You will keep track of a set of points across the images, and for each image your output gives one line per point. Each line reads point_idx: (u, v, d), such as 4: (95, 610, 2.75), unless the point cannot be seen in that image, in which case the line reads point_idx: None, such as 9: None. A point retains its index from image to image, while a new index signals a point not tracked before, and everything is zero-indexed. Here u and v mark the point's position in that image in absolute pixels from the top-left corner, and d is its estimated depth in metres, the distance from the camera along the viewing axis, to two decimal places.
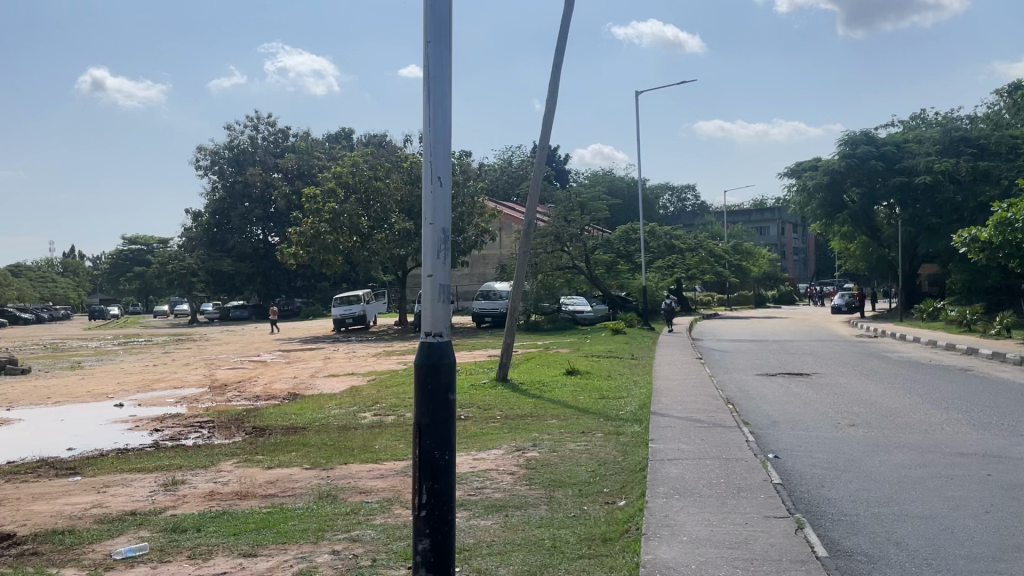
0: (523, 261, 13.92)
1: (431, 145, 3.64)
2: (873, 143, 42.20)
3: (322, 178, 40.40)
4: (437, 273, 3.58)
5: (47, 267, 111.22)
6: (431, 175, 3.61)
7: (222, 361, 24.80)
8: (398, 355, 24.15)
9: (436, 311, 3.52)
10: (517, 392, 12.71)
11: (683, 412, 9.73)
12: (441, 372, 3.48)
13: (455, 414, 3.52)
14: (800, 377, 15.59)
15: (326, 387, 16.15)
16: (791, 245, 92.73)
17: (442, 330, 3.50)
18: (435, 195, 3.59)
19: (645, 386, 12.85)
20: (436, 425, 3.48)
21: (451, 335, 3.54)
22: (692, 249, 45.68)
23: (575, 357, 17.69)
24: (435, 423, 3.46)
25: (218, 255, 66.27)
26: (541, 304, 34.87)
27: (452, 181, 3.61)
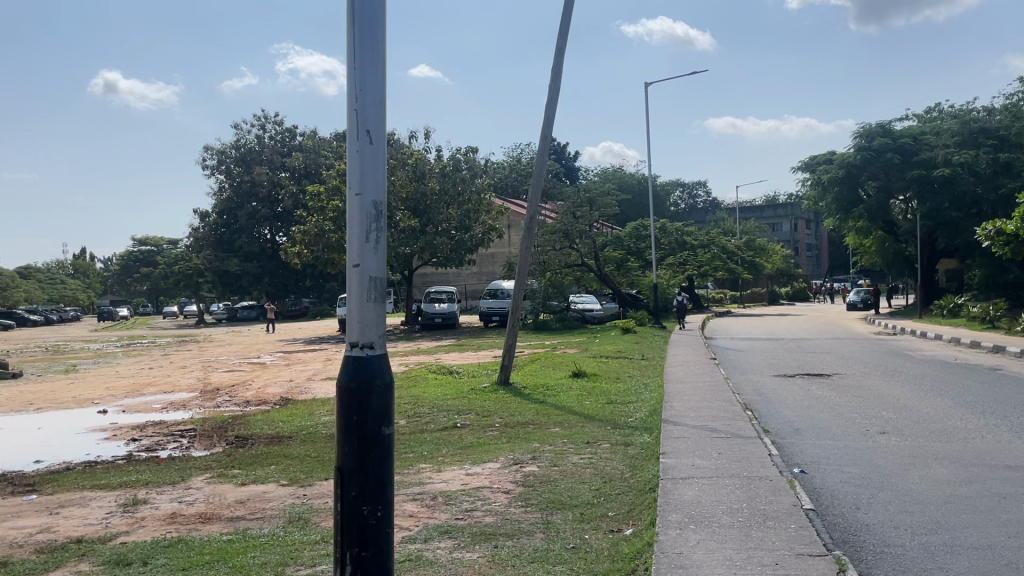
0: (525, 257, 13.02)
1: (358, 104, 3.41)
2: (890, 135, 40.93)
3: (326, 176, 39.65)
4: (365, 263, 3.35)
5: (58, 269, 111.45)
6: (357, 132, 3.39)
7: (221, 363, 24.10)
8: (401, 356, 23.38)
9: (364, 316, 3.32)
10: (519, 397, 11.90)
11: (696, 420, 8.91)
12: (367, 405, 3.28)
13: (385, 458, 3.34)
14: (822, 379, 14.69)
15: (321, 392, 15.38)
16: (804, 242, 91.62)
17: (371, 343, 3.30)
18: (362, 159, 3.38)
19: (656, 390, 12.04)
20: (362, 470, 3.32)
21: (380, 351, 3.35)
22: (705, 245, 44.77)
23: (583, 358, 16.85)
24: (361, 469, 3.30)
25: (225, 255, 65.65)
26: (550, 302, 34.01)
27: (383, 144, 3.41)
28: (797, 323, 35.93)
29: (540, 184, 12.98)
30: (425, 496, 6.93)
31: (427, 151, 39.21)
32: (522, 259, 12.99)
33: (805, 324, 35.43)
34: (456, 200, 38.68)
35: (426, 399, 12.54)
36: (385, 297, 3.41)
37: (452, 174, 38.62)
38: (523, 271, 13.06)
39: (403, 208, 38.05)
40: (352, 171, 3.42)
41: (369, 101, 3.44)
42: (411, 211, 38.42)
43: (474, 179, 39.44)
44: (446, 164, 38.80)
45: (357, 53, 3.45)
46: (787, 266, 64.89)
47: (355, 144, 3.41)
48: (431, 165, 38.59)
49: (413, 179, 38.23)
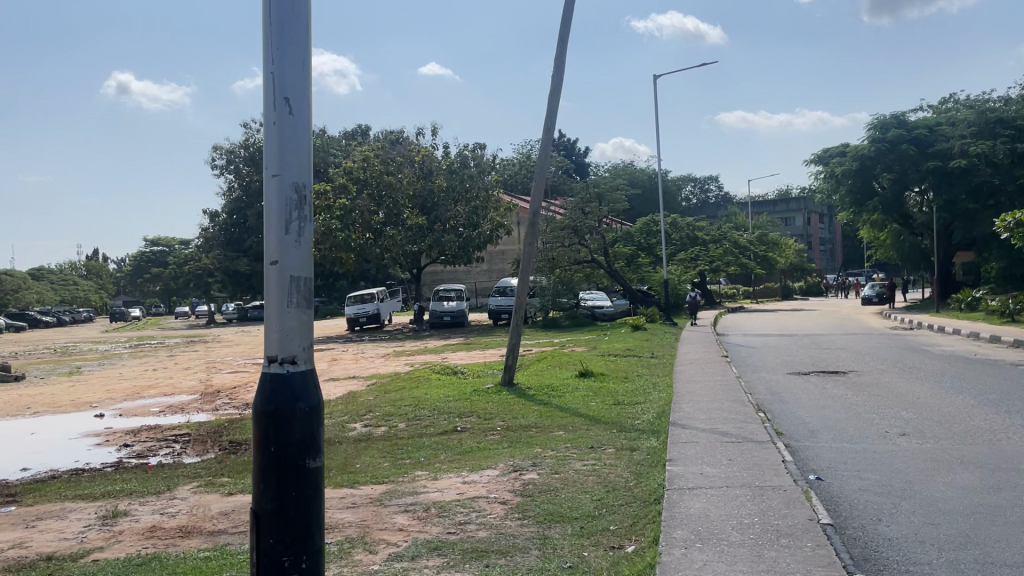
0: (529, 253, 12.58)
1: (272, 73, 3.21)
2: (904, 126, 40.27)
3: (333, 174, 39.34)
4: (284, 259, 3.16)
5: (70, 271, 111.94)
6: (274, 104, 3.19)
7: (226, 364, 23.84)
8: (407, 356, 23.05)
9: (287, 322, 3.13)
10: (523, 399, 11.53)
11: (706, 422, 8.49)
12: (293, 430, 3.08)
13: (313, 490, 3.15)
14: (838, 377, 14.21)
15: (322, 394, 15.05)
16: (817, 237, 90.81)
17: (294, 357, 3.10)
18: (278, 138, 3.20)
19: (665, 390, 11.62)
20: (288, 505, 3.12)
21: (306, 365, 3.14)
22: (717, 241, 44.23)
23: (591, 357, 16.43)
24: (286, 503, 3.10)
25: (235, 256, 65.56)
26: (559, 299, 33.47)
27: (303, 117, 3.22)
28: (812, 318, 35.37)
29: (544, 179, 12.56)
30: (418, 506, 6.56)
31: (435, 148, 38.90)
32: (526, 255, 12.56)
33: (819, 319, 34.86)
34: (464, 197, 38.38)
35: (428, 401, 12.18)
36: (309, 298, 3.22)
37: (459, 170, 38.51)
38: (527, 268, 12.59)
39: (410, 205, 37.78)
40: (268, 147, 3.21)
41: (288, 66, 3.23)
42: (419, 209, 38.14)
43: (482, 176, 39.08)
44: (454, 161, 38.63)
45: (274, 19, 3.22)
46: (801, 260, 64.16)
47: (272, 115, 3.22)
48: (438, 162, 38.38)
49: (421, 177, 38.13)
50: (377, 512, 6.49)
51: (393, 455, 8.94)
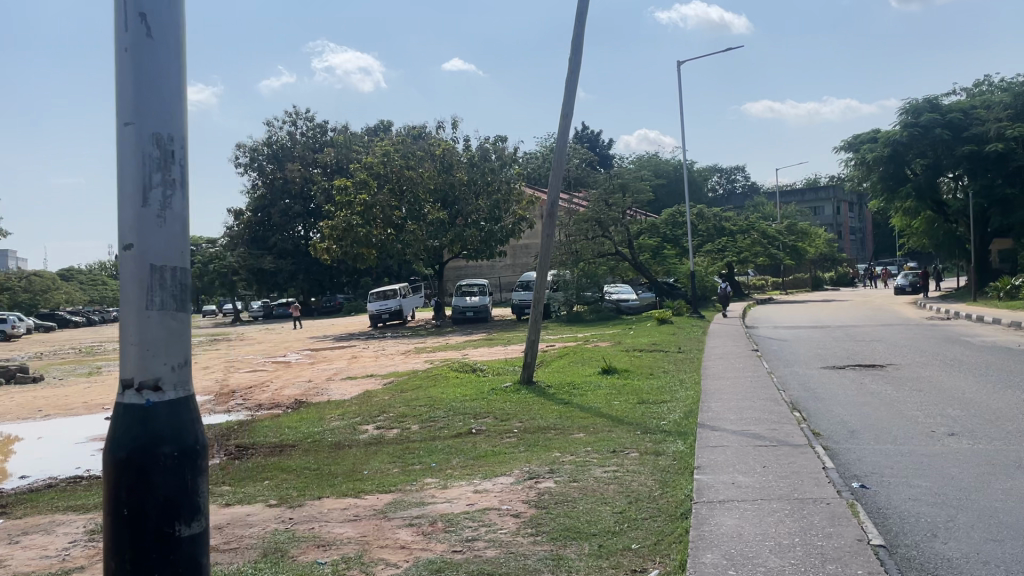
0: (547, 245, 11.96)
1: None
2: (938, 110, 38.96)
3: (353, 169, 38.98)
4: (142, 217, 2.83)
5: (99, 271, 112.97)
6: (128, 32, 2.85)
7: (245, 362, 23.55)
8: (428, 353, 22.62)
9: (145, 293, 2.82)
10: (542, 398, 10.99)
11: (735, 423, 7.88)
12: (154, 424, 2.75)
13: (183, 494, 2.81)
14: (876, 371, 13.50)
15: (337, 393, 14.63)
16: (847, 225, 89.19)
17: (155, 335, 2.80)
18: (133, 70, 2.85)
19: (693, 387, 11.02)
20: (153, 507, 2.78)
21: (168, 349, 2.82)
22: (744, 231, 43.36)
23: (614, 353, 15.82)
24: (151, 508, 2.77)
25: (260, 253, 65.61)
26: (583, 293, 33.82)
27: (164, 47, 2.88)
28: (844, 309, 34.43)
29: (562, 167, 11.99)
30: (424, 520, 6.05)
31: (455, 142, 38.49)
32: (544, 248, 11.97)
33: (851, 309, 33.94)
34: (486, 190, 37.85)
35: (444, 401, 11.68)
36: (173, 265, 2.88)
37: (480, 164, 38.02)
38: (546, 261, 11.94)
39: (431, 200, 37.40)
40: (122, 83, 2.86)
41: None
42: (440, 203, 37.77)
43: (503, 169, 38.56)
44: (474, 154, 38.19)
45: None
46: (831, 250, 62.92)
47: (124, 38, 2.87)
48: (459, 155, 37.97)
49: (441, 171, 37.55)
50: (379, 527, 6.00)
51: (404, 461, 8.44)
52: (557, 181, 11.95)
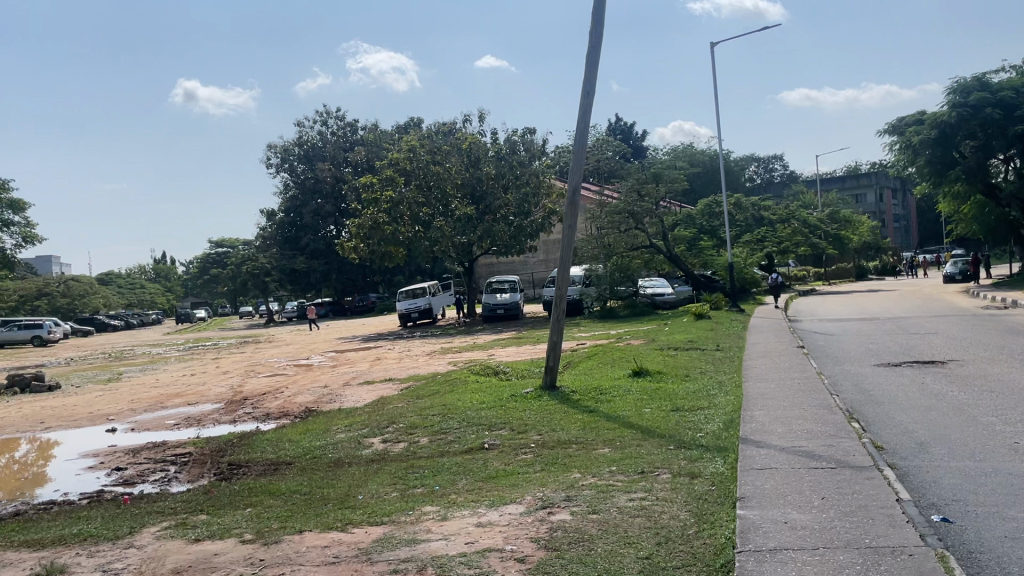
0: (568, 236, 10.89)
1: None
2: (988, 89, 36.74)
3: (379, 166, 38.20)
4: None
5: (138, 275, 114.26)
6: None
7: (266, 366, 22.85)
8: (452, 354, 21.69)
9: None
10: (565, 405, 9.96)
11: (782, 439, 6.74)
12: None
13: None
14: (936, 368, 12.24)
15: (351, 399, 13.74)
16: (891, 213, 86.45)
17: None
18: None
19: (735, 391, 9.88)
20: None
21: None
22: (783, 220, 41.83)
23: (647, 352, 14.72)
24: None
25: (291, 254, 65.38)
26: (617, 288, 32.47)
27: None
28: (892, 300, 32.84)
29: (584, 149, 10.91)
30: (411, 565, 5.06)
31: (482, 135, 37.48)
32: (564, 239, 10.89)
33: (899, 300, 32.37)
34: (515, 184, 36.83)
35: (459, 410, 10.72)
36: None
37: (509, 156, 36.93)
38: (567, 253, 10.84)
39: (459, 195, 36.45)
40: None
41: None
42: (468, 197, 36.75)
43: (532, 161, 37.48)
44: (502, 146, 37.14)
45: None
46: (875, 238, 60.76)
47: None
48: (486, 147, 36.95)
49: (468, 166, 36.63)
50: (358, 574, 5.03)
51: (406, 482, 7.47)
52: (577, 165, 10.86)
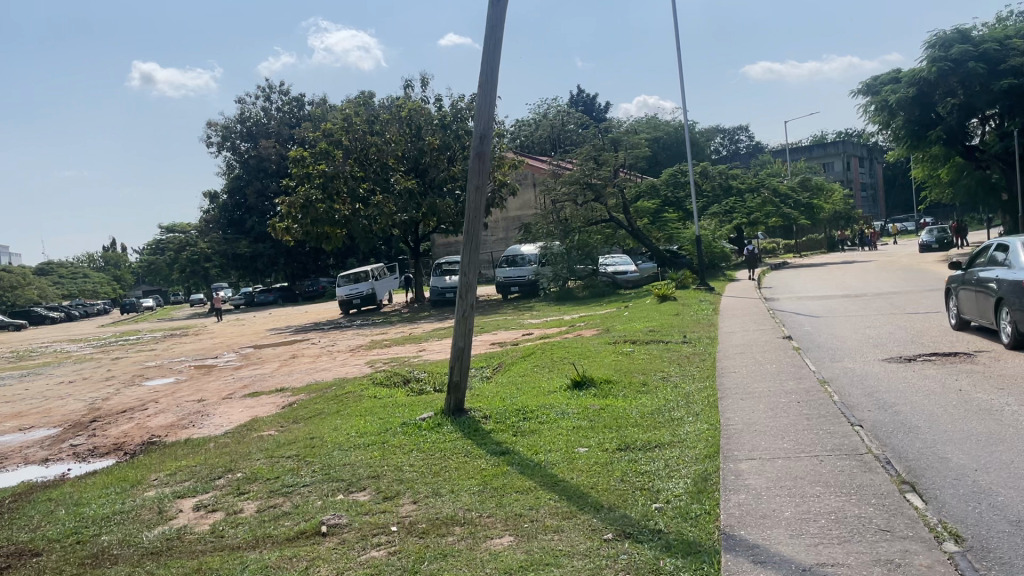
0: (475, 201, 7.87)
1: None
2: (969, 41, 33.47)
3: (312, 138, 34.54)
4: None
5: (85, 265, 109.42)
6: None
7: (163, 369, 19.59)
8: (377, 350, 18.61)
9: None
10: (470, 443, 6.97)
11: (797, 544, 3.79)
12: None
13: None
14: (966, 364, 9.46)
15: (217, 422, 10.64)
16: (858, 181, 84.50)
17: None
18: None
19: (710, 415, 6.94)
20: None
21: None
22: (753, 189, 39.35)
23: (597, 348, 11.74)
24: None
25: (236, 237, 61.44)
26: (575, 267, 29.43)
27: None
28: (870, 273, 30.34)
29: (493, 78, 7.87)
30: None
31: (426, 101, 34.11)
32: (470, 205, 7.86)
33: (878, 272, 29.96)
34: (460, 155, 33.82)
35: (329, 446, 7.66)
36: None
37: (454, 125, 33.56)
38: (475, 224, 7.83)
39: (400, 167, 33.10)
40: None
41: None
42: (411, 171, 33.51)
43: None
44: (447, 113, 33.73)
45: None
46: (846, 208, 58.28)
47: None
48: (429, 115, 33.45)
49: (408, 135, 33.29)
50: None
51: None
52: (484, 98, 7.83)
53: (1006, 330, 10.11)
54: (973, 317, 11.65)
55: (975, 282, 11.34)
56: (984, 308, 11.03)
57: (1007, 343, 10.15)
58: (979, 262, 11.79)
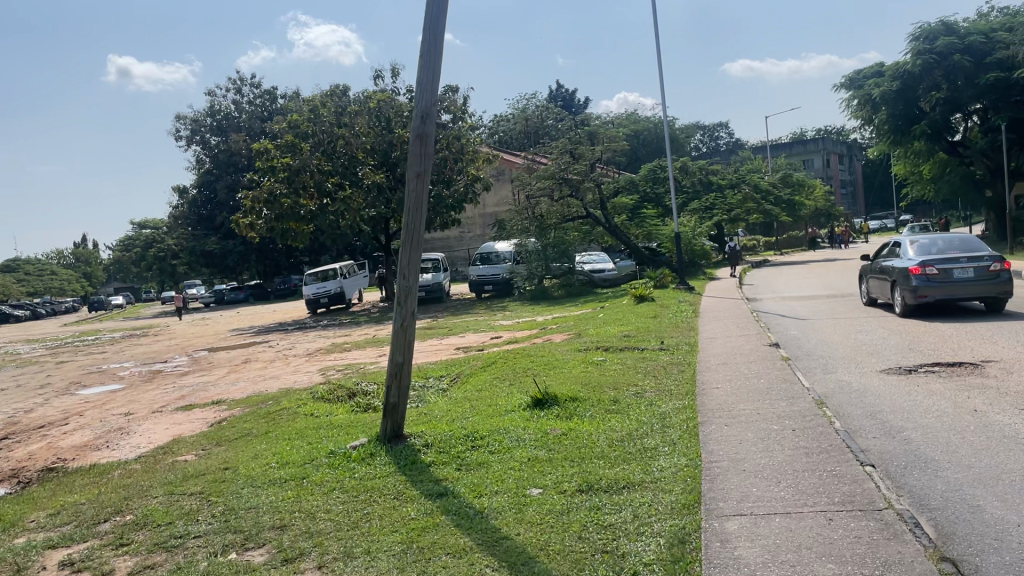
0: (416, 192, 6.72)
1: None
2: (954, 34, 32.85)
3: (278, 129, 33.11)
4: None
5: (54, 262, 106.95)
6: None
7: (105, 375, 18.23)
8: (335, 354, 17.42)
9: None
10: (405, 480, 5.83)
11: None
12: None
13: None
14: (976, 376, 8.41)
15: (135, 443, 9.39)
16: (837, 178, 84.22)
17: None
18: None
19: (689, 446, 5.84)
20: None
21: None
22: (733, 185, 38.53)
23: (567, 357, 10.60)
24: None
25: (205, 234, 59.73)
26: (551, 266, 28.37)
27: None
28: (852, 271, 29.48)
29: (436, 47, 6.72)
30: None
31: (396, 93, 32.80)
32: (410, 197, 6.71)
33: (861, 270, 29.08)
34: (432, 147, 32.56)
35: (243, 480, 6.46)
36: None
37: None
38: (415, 218, 6.68)
39: (370, 160, 31.80)
40: None
41: None
42: (381, 165, 32.21)
43: (453, 123, 33.20)
44: None
45: None
46: (827, 205, 57.57)
47: None
48: (401, 105, 32.31)
49: (378, 126, 31.97)
50: None
51: None
52: (427, 70, 6.69)
53: (901, 302, 14.32)
54: (878, 295, 15.90)
55: (878, 269, 15.55)
56: (886, 289, 15.21)
57: (901, 310, 14.37)
58: (880, 255, 16.08)
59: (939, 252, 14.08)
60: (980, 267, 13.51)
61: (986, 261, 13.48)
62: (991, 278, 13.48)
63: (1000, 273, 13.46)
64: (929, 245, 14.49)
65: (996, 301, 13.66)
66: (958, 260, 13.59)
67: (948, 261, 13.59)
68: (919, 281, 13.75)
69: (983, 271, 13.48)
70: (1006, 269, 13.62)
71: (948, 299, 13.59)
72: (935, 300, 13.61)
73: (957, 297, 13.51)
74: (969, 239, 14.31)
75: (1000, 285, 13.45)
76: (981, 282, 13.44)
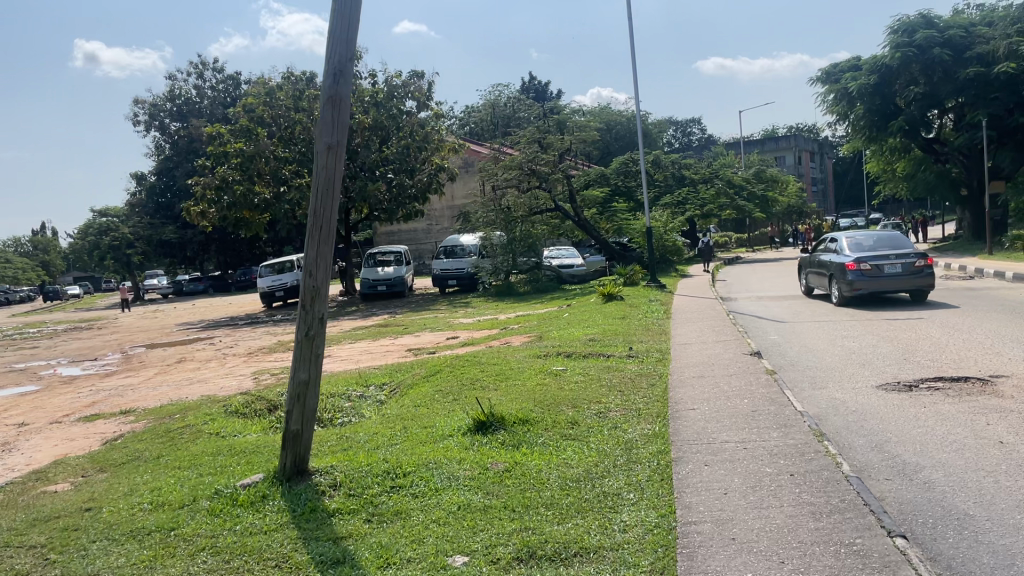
0: (325, 170, 5.39)
1: None
2: (933, 28, 32.10)
3: (232, 113, 31.42)
4: None
5: (10, 250, 103.62)
6: None
7: (24, 374, 16.60)
8: (278, 353, 16.05)
9: None
10: (297, 536, 4.50)
11: None
12: None
13: None
14: (990, 394, 7.27)
15: (12, 465, 7.95)
16: (809, 176, 84.02)
17: None
18: None
19: (662, 494, 4.60)
20: None
21: None
22: (707, 180, 37.61)
23: (523, 365, 9.33)
24: None
25: (163, 223, 57.62)
26: (518, 260, 27.06)
27: None
28: None
29: None
30: None
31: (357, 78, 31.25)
32: (318, 177, 5.39)
33: None
34: (395, 135, 31.08)
35: (101, 528, 5.10)
36: None
37: (387, 103, 30.73)
38: (324, 204, 5.36)
39: None
40: None
41: None
42: None
43: (418, 110, 31.75)
44: (380, 90, 30.78)
45: None
46: (798, 202, 57.08)
47: None
48: (362, 90, 30.54)
49: None
50: None
51: None
52: (340, 19, 5.39)
53: (837, 295, 14.96)
54: (818, 289, 16.59)
55: (816, 263, 16.25)
56: (824, 282, 15.90)
57: (838, 302, 15.00)
58: (817, 250, 16.80)
59: (872, 247, 14.76)
60: (907, 262, 14.25)
61: (912, 256, 14.25)
62: (918, 273, 14.24)
63: (925, 268, 14.24)
64: (863, 241, 15.14)
65: (922, 295, 14.41)
66: (888, 257, 14.30)
67: (880, 257, 14.26)
68: (853, 276, 14.40)
69: (909, 266, 14.23)
70: (930, 264, 14.40)
71: (878, 292, 14.31)
72: (866, 293, 14.33)
73: (887, 290, 14.22)
74: (897, 237, 15.06)
75: (926, 279, 14.20)
76: (909, 276, 14.17)
